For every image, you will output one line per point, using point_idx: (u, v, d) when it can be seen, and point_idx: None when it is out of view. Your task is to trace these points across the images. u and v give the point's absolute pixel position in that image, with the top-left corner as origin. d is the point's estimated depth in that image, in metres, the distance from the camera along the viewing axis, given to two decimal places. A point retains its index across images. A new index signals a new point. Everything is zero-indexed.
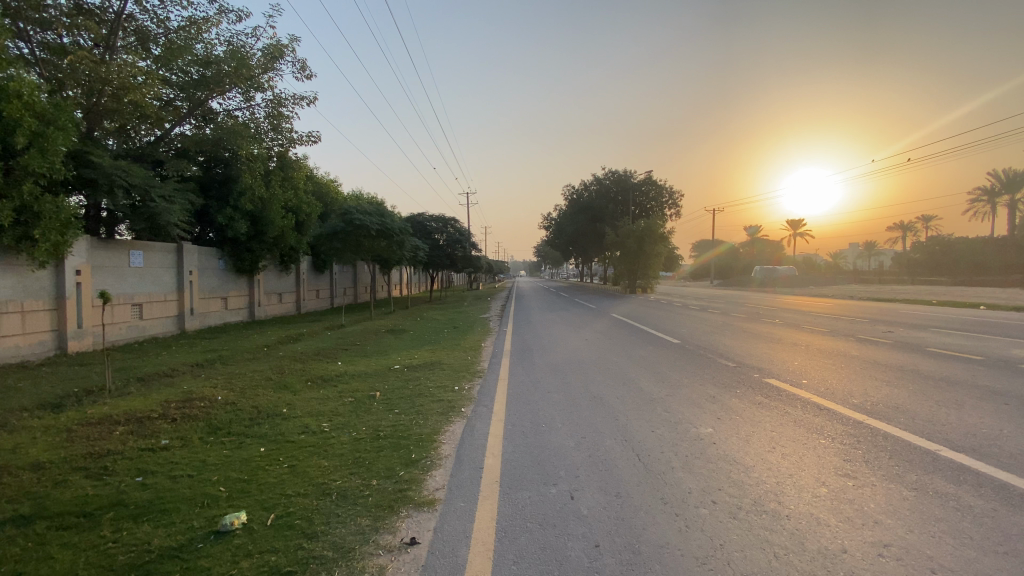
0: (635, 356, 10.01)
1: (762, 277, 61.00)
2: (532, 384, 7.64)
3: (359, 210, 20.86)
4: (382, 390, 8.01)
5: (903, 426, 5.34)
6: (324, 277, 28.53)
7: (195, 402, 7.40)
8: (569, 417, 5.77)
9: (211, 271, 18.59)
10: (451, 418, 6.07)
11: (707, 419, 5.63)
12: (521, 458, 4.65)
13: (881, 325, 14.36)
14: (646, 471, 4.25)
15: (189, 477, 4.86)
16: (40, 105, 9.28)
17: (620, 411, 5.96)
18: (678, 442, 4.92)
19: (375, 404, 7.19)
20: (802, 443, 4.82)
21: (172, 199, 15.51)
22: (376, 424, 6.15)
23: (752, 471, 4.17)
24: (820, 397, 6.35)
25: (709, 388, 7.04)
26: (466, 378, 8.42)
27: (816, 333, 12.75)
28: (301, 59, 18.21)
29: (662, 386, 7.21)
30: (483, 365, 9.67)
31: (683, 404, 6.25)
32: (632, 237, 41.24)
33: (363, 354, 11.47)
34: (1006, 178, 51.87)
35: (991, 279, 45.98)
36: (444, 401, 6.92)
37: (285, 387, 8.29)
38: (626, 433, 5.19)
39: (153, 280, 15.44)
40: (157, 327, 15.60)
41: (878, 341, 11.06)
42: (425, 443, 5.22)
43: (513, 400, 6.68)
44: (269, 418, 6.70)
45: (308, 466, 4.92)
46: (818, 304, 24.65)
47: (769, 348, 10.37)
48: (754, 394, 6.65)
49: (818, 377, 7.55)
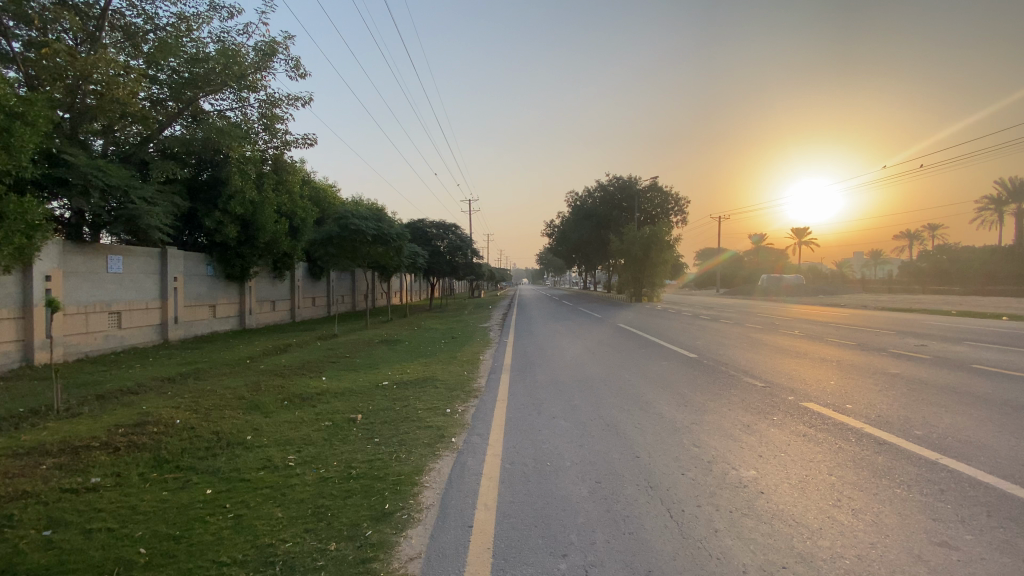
0: (647, 372, 9.03)
1: (768, 285, 59.97)
2: (534, 407, 6.67)
3: (355, 215, 19.96)
4: (364, 412, 7.06)
5: (987, 466, 4.37)
6: (320, 283, 27.70)
7: (148, 426, 6.47)
8: (581, 452, 4.82)
9: (198, 278, 17.72)
10: (438, 452, 5.11)
11: (744, 456, 4.68)
12: (522, 516, 3.67)
13: (907, 337, 13.34)
14: (684, 538, 3.29)
15: (107, 532, 3.92)
16: (5, 96, 7.17)
17: (640, 444, 5.02)
18: (716, 491, 3.96)
19: (354, 430, 6.23)
20: (871, 495, 3.86)
21: (154, 201, 14.69)
22: (351, 457, 5.21)
23: (821, 538, 3.23)
24: (873, 428, 5.39)
25: (739, 414, 6.07)
26: (460, 398, 7.44)
27: (841, 346, 11.71)
28: (295, 58, 17.35)
29: (684, 410, 6.25)
30: (480, 382, 8.70)
31: (712, 435, 5.29)
32: (637, 245, 40.22)
33: (351, 369, 10.49)
34: (1016, 186, 50.83)
35: (1004, 289, 44.74)
36: (432, 428, 5.96)
37: (255, 408, 7.36)
38: (651, 476, 4.25)
39: (133, 286, 14.55)
40: (137, 336, 14.70)
41: (912, 357, 10.05)
42: (403, 487, 4.28)
43: (512, 428, 5.71)
44: (228, 448, 5.77)
45: (256, 518, 3.97)
46: (830, 314, 23.70)
47: (795, 364, 9.39)
48: (794, 422, 5.68)
49: (863, 400, 6.58)
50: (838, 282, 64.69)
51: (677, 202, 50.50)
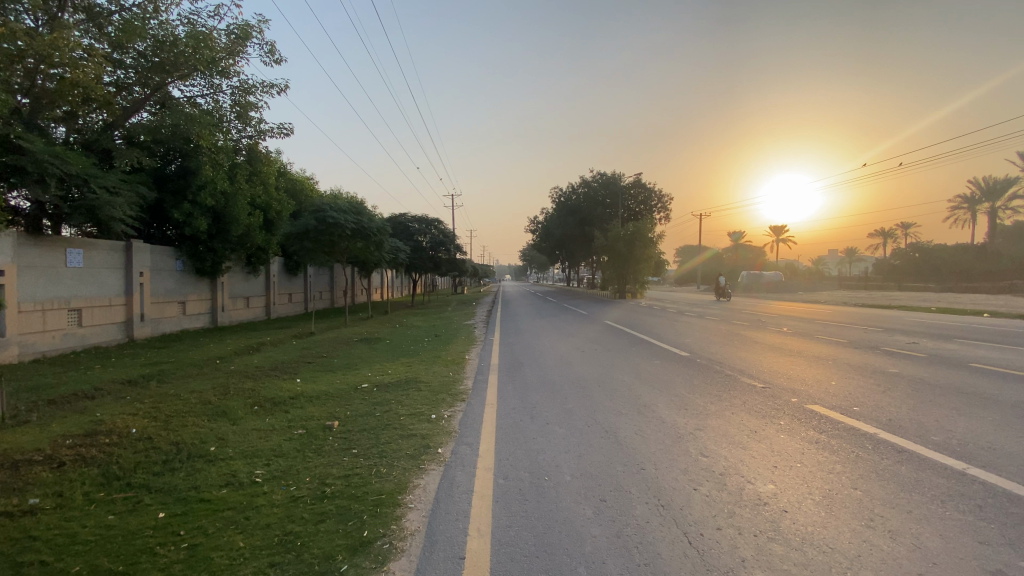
0: (641, 372, 8.65)
1: (748, 282, 60.46)
2: (525, 411, 6.21)
3: (333, 208, 19.18)
4: (342, 418, 6.53)
5: (1017, 476, 4.08)
6: (297, 279, 26.86)
7: (101, 437, 5.85)
8: (581, 464, 4.38)
9: (166, 273, 16.84)
10: (423, 465, 4.62)
11: (758, 467, 4.29)
12: (521, 545, 3.21)
13: (897, 335, 13.21)
14: (708, 571, 2.87)
15: (40, 567, 3.35)
16: None
17: (644, 453, 4.61)
18: (735, 509, 3.57)
19: (330, 440, 5.71)
20: (903, 514, 3.51)
21: (117, 190, 13.79)
22: (326, 472, 4.70)
23: (863, 569, 2.85)
24: (888, 434, 5.08)
25: (744, 418, 5.70)
26: (445, 402, 6.95)
27: (833, 344, 11.52)
28: (270, 43, 16.47)
29: (685, 414, 5.87)
30: (465, 384, 8.21)
31: (720, 442, 4.91)
32: (622, 241, 40.12)
33: (328, 369, 9.91)
34: (988, 186, 52.01)
35: (975, 287, 45.75)
36: (416, 437, 5.48)
37: (222, 415, 6.77)
38: (659, 492, 3.84)
39: (95, 282, 13.67)
40: (99, 335, 13.84)
41: (907, 355, 9.86)
42: (384, 509, 3.79)
43: (504, 436, 5.26)
44: (188, 462, 5.20)
45: (214, 549, 3.44)
46: (812, 310, 23.77)
47: (791, 362, 9.12)
48: (804, 427, 5.33)
49: (870, 402, 6.29)
50: (816, 279, 65.74)
51: (660, 198, 50.48)
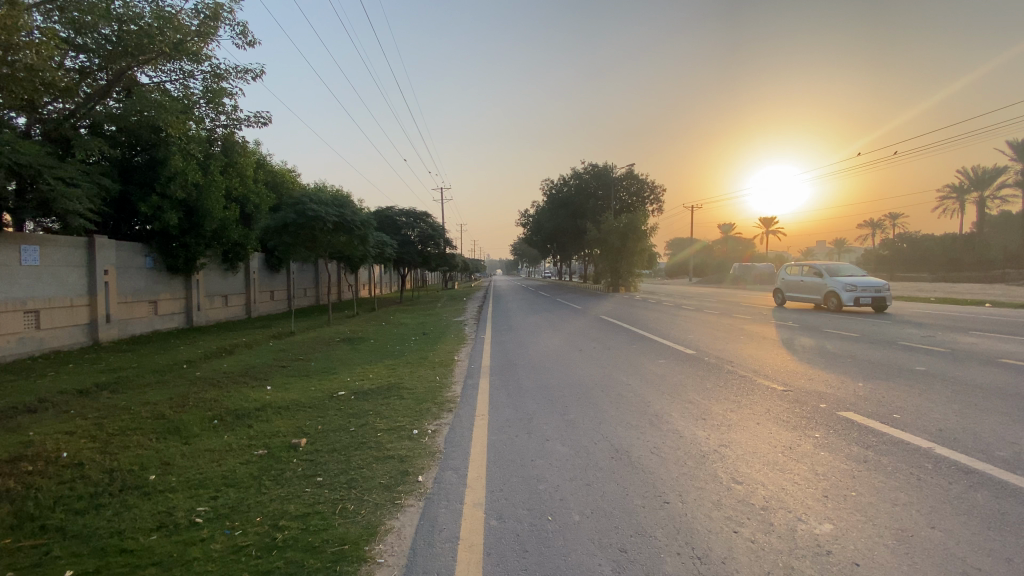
0: (645, 373, 7.89)
1: (739, 274, 60.03)
2: (521, 425, 5.42)
3: (314, 201, 18.15)
4: (311, 434, 5.71)
5: None
6: (279, 276, 25.84)
7: (21, 463, 4.97)
8: (592, 499, 3.60)
9: (134, 271, 15.82)
10: (399, 500, 3.81)
11: (805, 498, 3.54)
12: None
13: (907, 327, 12.56)
14: None
15: None
16: None
17: (665, 481, 3.83)
18: (792, 560, 2.82)
19: (294, 463, 4.88)
20: (1003, 564, 2.76)
21: (75, 181, 12.70)
22: (282, 509, 3.88)
23: None
24: (943, 450, 4.36)
25: (772, 429, 4.95)
26: (430, 413, 6.15)
27: (845, 338, 10.84)
28: (244, 23, 15.35)
29: (703, 426, 5.11)
30: (454, 391, 7.39)
31: (750, 462, 4.16)
32: (614, 234, 39.33)
33: (303, 375, 9.04)
34: (976, 175, 51.94)
35: (967, 277, 45.66)
36: (394, 460, 4.66)
37: (174, 432, 5.91)
38: (694, 537, 3.08)
39: (54, 281, 12.66)
40: (60, 338, 12.84)
41: (927, 349, 9.18)
42: (344, 568, 2.97)
43: (496, 458, 4.48)
44: (121, 496, 4.36)
45: None
46: (813, 303, 22.73)
47: (806, 360, 8.40)
48: (846, 441, 4.58)
49: (910, 408, 5.58)
50: (805, 270, 65.70)
51: (654, 190, 49.74)
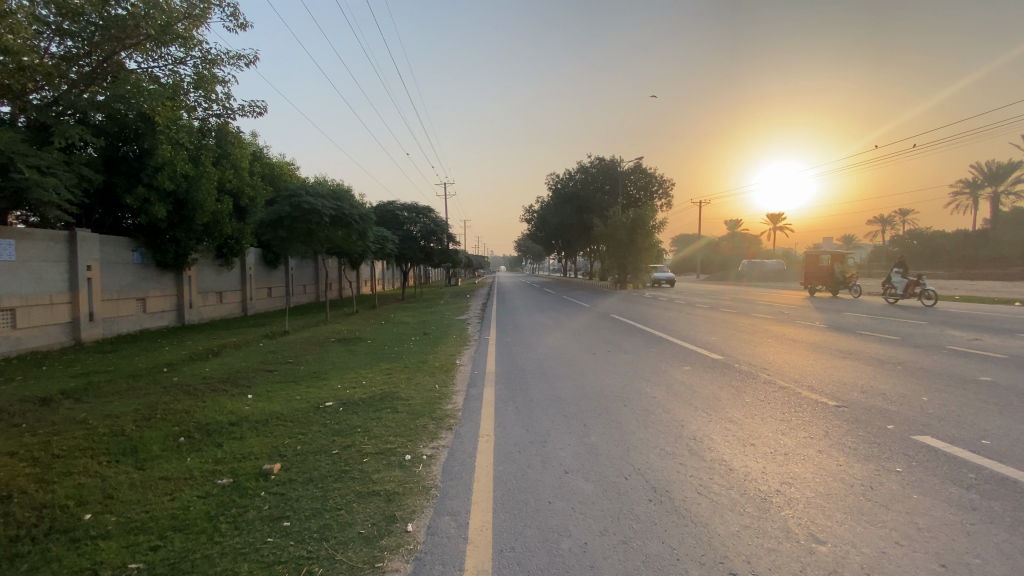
0: (670, 382, 7.06)
1: (748, 271, 58.96)
2: (533, 450, 4.57)
3: (309, 193, 17.27)
4: (285, 457, 4.87)
5: None
6: (277, 272, 25.08)
7: None
8: (632, 569, 2.72)
9: (120, 266, 15.05)
10: (381, 563, 2.94)
11: (915, 569, 2.66)
12: None
13: (946, 328, 11.59)
14: None
15: None
16: None
17: (726, 541, 2.94)
18: None
19: (261, 497, 4.04)
20: None
21: (53, 170, 11.75)
22: (231, 570, 3.02)
23: None
24: None
25: (839, 459, 4.09)
26: (427, 432, 5.30)
27: (885, 341, 9.88)
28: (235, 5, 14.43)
29: (753, 454, 4.25)
30: (455, 402, 6.58)
31: (827, 509, 3.29)
32: (622, 229, 38.26)
33: (291, 380, 8.24)
34: (990, 170, 50.56)
35: (982, 274, 44.38)
36: (381, 498, 3.80)
37: (131, 453, 5.10)
38: None
39: (32, 278, 11.89)
40: (39, 339, 12.08)
41: (982, 355, 8.20)
42: None
43: (507, 500, 3.61)
44: (42, 543, 3.52)
45: None
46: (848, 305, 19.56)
47: (849, 367, 7.50)
48: (935, 478, 3.71)
49: (997, 431, 4.67)
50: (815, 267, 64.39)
51: (663, 184, 48.62)
